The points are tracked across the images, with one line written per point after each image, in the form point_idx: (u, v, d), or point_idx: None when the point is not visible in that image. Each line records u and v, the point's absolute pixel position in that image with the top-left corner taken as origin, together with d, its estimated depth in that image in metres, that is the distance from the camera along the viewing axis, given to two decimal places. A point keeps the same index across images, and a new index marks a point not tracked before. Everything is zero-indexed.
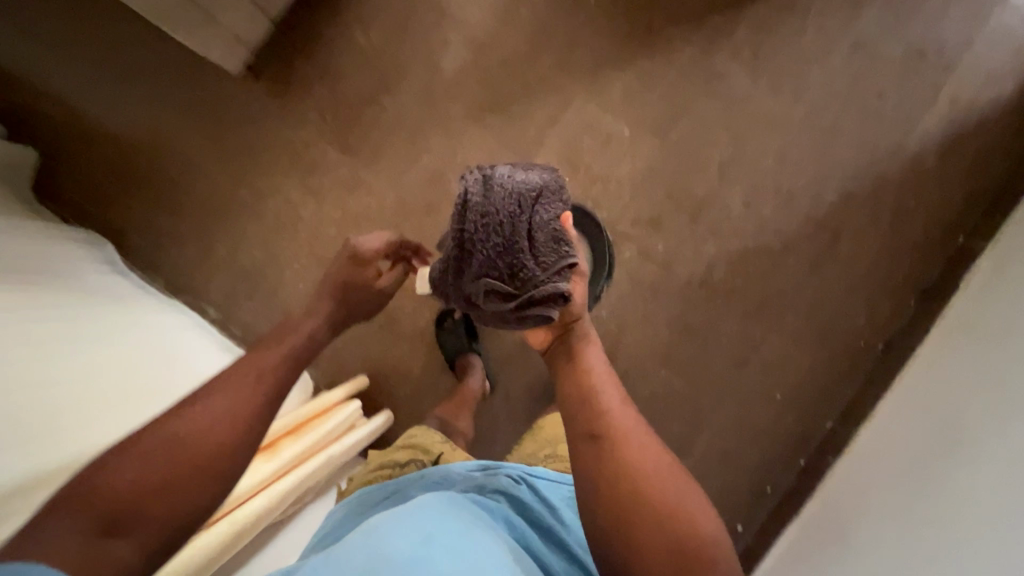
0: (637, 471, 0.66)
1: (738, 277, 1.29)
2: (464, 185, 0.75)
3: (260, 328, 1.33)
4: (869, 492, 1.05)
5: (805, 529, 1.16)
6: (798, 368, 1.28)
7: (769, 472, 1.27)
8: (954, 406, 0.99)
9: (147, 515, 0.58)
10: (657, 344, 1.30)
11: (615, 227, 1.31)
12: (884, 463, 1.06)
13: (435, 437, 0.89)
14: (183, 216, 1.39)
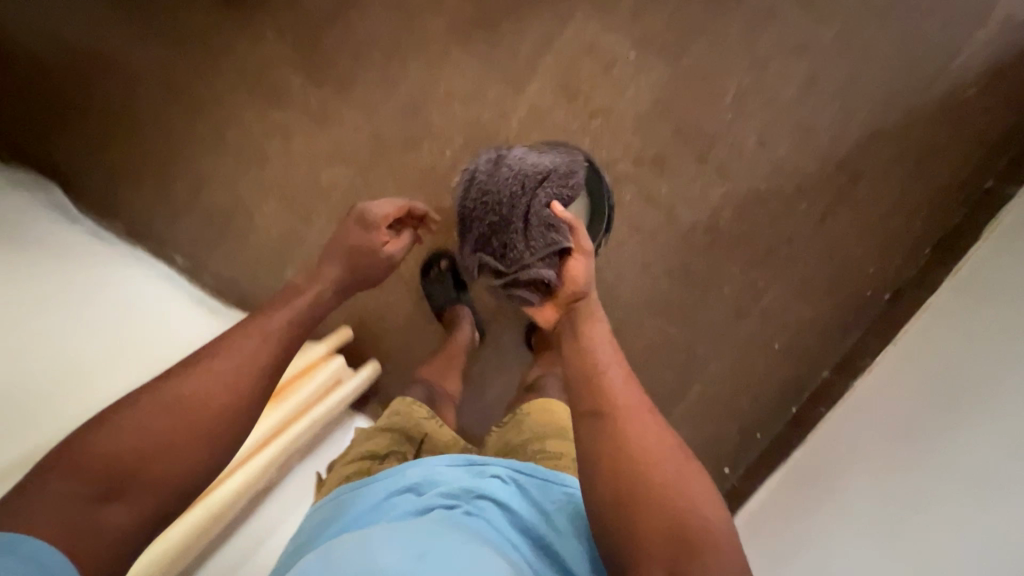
0: (641, 446, 0.62)
1: (744, 222, 1.20)
2: (478, 165, 1.01)
3: (233, 277, 1.24)
4: (858, 444, 1.00)
5: (791, 478, 1.13)
6: (799, 318, 1.23)
7: (761, 420, 1.26)
8: (958, 357, 0.92)
9: (141, 478, 0.58)
10: (656, 293, 1.23)
11: (616, 166, 1.19)
12: (876, 416, 1.01)
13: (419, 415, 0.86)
14: (136, 151, 1.25)
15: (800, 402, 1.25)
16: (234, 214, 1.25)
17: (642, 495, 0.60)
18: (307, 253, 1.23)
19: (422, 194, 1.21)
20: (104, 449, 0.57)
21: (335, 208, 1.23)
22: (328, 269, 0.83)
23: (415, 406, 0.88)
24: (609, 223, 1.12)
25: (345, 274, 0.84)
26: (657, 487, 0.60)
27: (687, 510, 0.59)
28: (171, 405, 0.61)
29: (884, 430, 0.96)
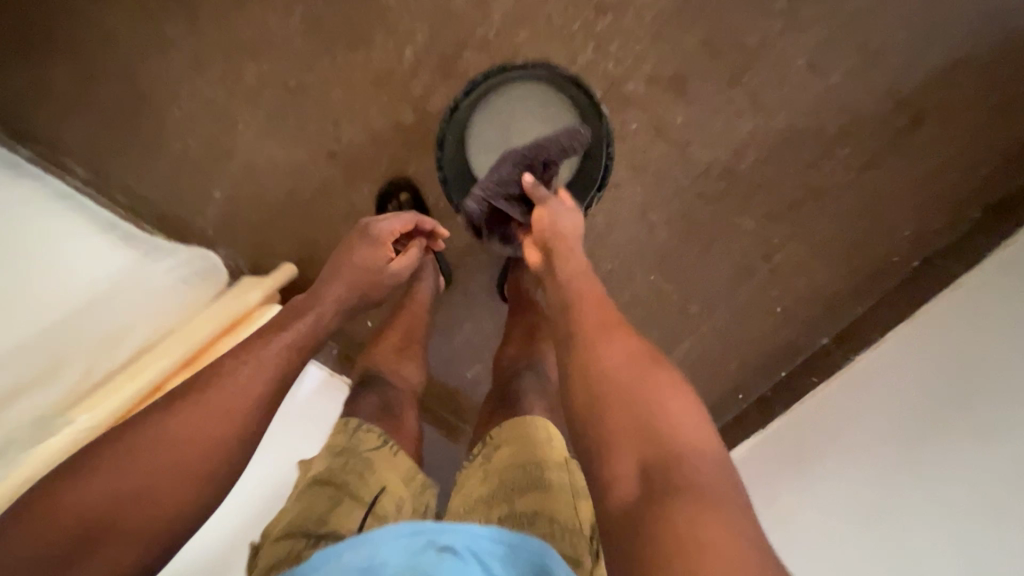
0: (610, 355, 0.55)
1: (771, 168, 0.99)
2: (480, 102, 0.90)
3: (148, 195, 1.02)
4: (840, 426, 0.91)
5: (767, 441, 1.06)
6: (810, 281, 1.08)
7: (745, 383, 1.17)
8: (979, 353, 0.78)
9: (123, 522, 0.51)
10: (651, 244, 1.05)
11: (623, 85, 0.94)
12: (868, 399, 0.90)
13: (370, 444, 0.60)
14: (16, 24, 0.97)
15: (790, 366, 1.14)
16: (143, 115, 0.99)
17: (610, 406, 0.51)
18: (237, 171, 1.01)
19: (377, 105, 0.96)
20: (87, 494, 0.51)
21: (269, 116, 0.98)
22: (330, 288, 0.78)
23: (359, 433, 0.60)
24: (605, 182, 0.92)
25: (347, 294, 0.79)
26: (630, 395, 0.51)
27: (668, 417, 0.49)
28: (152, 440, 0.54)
29: (875, 418, 0.86)
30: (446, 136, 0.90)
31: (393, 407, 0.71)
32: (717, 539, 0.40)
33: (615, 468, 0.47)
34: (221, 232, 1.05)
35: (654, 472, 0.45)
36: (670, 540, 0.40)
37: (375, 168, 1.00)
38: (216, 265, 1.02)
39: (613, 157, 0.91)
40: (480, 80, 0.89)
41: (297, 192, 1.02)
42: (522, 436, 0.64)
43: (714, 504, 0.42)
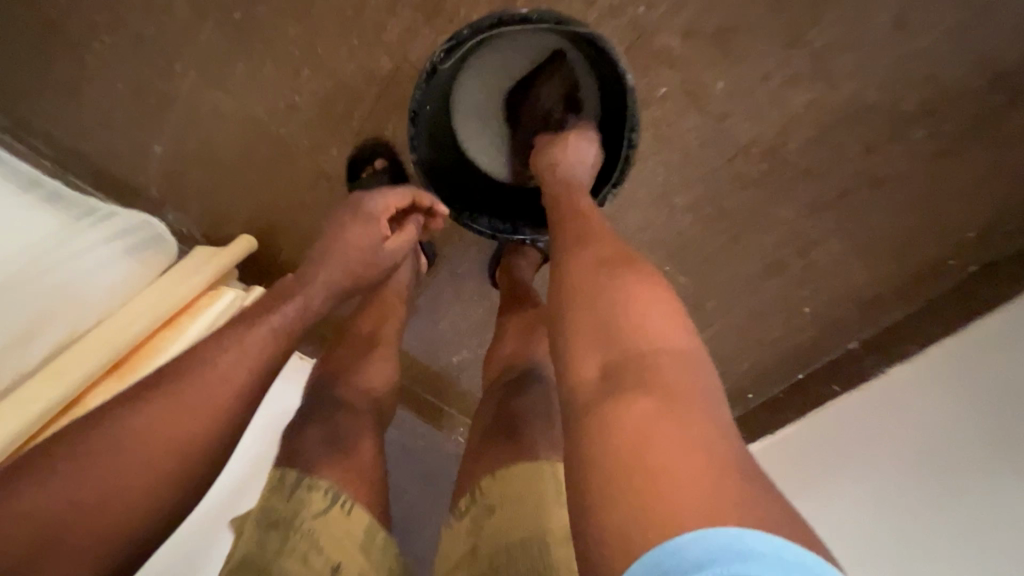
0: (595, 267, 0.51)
1: (825, 149, 0.81)
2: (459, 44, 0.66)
3: (76, 143, 0.86)
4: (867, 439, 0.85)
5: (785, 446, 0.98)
6: (847, 281, 0.94)
7: (756, 382, 1.07)
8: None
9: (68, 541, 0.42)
10: (670, 231, 0.90)
11: (655, 38, 0.75)
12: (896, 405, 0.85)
13: (315, 506, 0.49)
14: None
15: (809, 368, 1.03)
16: (61, 47, 0.80)
17: (583, 321, 0.48)
18: (181, 122, 0.84)
19: (346, 49, 0.78)
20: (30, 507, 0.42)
21: (215, 56, 0.80)
22: (322, 270, 0.64)
23: (302, 493, 0.50)
24: (622, 177, 0.72)
25: (343, 280, 0.65)
26: (607, 312, 0.47)
27: (646, 328, 0.45)
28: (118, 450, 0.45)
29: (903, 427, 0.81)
30: (429, 110, 0.72)
31: (344, 437, 0.57)
32: (676, 458, 0.36)
33: (580, 369, 0.45)
34: (167, 192, 0.89)
35: (620, 383, 0.42)
36: (622, 458, 0.38)
37: (345, 126, 0.83)
38: (160, 234, 0.88)
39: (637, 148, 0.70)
40: (466, 36, 0.65)
41: (253, 150, 0.86)
42: (509, 487, 0.53)
43: (685, 418, 0.39)
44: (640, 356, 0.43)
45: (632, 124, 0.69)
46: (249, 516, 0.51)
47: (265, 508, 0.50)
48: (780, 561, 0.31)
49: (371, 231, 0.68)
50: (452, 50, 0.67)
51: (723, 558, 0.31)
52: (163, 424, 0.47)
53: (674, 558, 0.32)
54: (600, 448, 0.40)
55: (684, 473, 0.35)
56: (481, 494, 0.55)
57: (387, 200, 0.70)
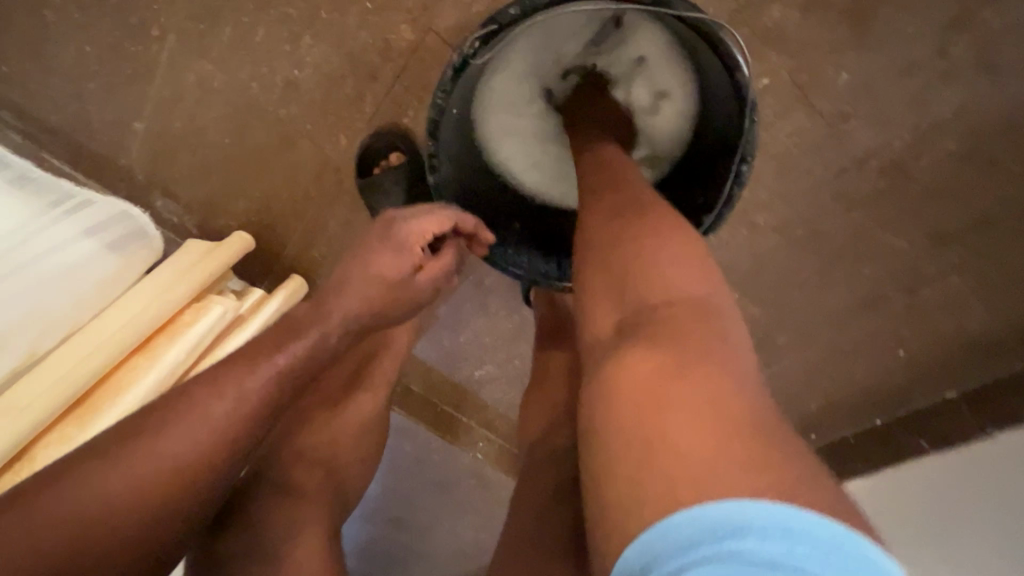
0: (617, 207, 0.46)
1: (968, 163, 0.63)
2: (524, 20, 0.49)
3: (47, 109, 0.73)
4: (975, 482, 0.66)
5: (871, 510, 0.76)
6: (965, 327, 0.75)
7: (813, 426, 0.86)
8: None
9: None
10: (747, 256, 0.72)
11: (764, 11, 0.57)
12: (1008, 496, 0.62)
13: None
14: None
15: (888, 415, 0.82)
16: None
17: (604, 268, 0.42)
18: (165, 95, 0.71)
19: (355, 15, 0.64)
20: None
21: (207, 13, 0.66)
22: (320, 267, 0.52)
23: None
24: (719, 219, 0.54)
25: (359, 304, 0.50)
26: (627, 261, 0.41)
27: (669, 279, 0.39)
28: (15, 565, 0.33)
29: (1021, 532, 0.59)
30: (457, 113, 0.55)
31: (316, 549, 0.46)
32: (690, 414, 0.31)
33: (597, 326, 0.41)
34: (152, 174, 0.76)
35: (636, 334, 0.37)
36: (634, 418, 0.32)
37: (357, 108, 0.69)
38: (144, 227, 0.76)
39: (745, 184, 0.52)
40: (514, 17, 0.48)
41: (249, 132, 0.72)
42: None
43: (704, 366, 0.33)
44: (657, 304, 0.38)
45: (744, 151, 0.51)
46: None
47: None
48: (782, 531, 0.25)
49: (401, 260, 0.51)
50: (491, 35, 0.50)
51: (716, 537, 0.25)
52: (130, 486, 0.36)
53: (668, 540, 0.26)
54: (610, 411, 0.34)
55: (696, 439, 0.29)
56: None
57: (422, 224, 0.52)
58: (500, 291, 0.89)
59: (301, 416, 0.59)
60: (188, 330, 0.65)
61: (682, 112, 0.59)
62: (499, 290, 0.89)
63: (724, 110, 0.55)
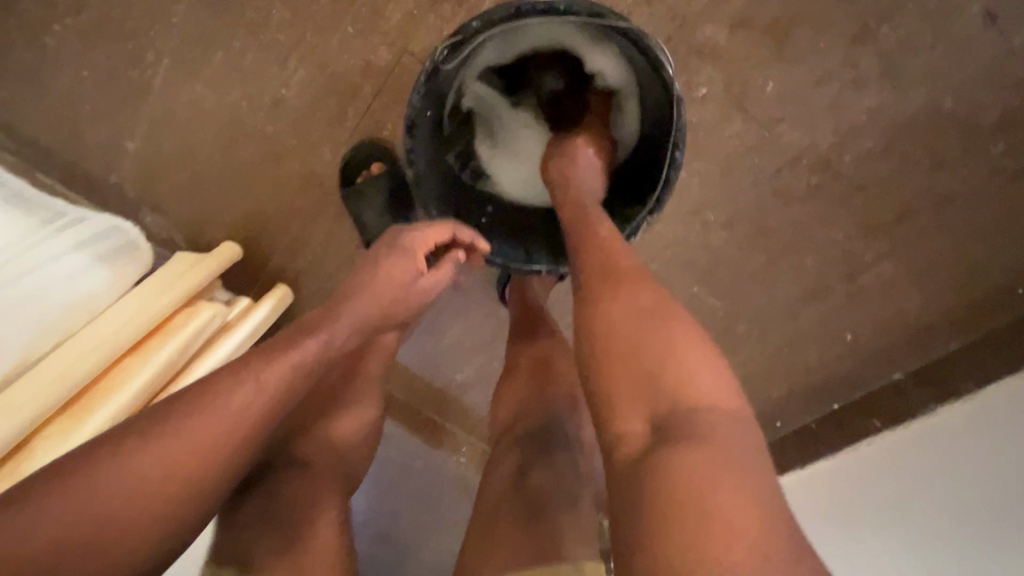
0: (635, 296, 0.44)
1: (886, 159, 0.71)
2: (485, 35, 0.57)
3: (43, 134, 0.77)
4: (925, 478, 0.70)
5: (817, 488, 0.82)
6: (901, 308, 0.82)
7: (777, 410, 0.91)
8: None
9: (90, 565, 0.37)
10: (702, 250, 0.79)
11: (697, 30, 0.66)
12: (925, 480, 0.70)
13: None
14: None
15: (844, 400, 0.89)
16: (29, 28, 0.72)
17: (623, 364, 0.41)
18: (158, 116, 0.76)
19: (337, 39, 0.71)
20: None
21: (198, 40, 0.72)
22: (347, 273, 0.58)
23: None
24: (662, 202, 0.60)
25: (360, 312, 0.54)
26: (651, 356, 0.40)
27: (685, 357, 0.40)
28: (50, 534, 0.36)
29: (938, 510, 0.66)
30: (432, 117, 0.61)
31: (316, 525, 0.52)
32: (725, 508, 0.33)
33: (620, 421, 0.40)
34: (143, 192, 0.81)
35: (668, 426, 0.37)
36: (670, 505, 0.34)
37: (340, 124, 0.75)
38: (133, 240, 0.79)
39: (680, 170, 0.58)
40: (477, 29, 0.54)
41: (238, 150, 0.77)
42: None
43: (729, 466, 0.35)
44: (679, 391, 0.39)
45: (677, 139, 0.57)
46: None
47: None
48: None
49: (406, 265, 0.57)
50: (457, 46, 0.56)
51: None
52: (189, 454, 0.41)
53: None
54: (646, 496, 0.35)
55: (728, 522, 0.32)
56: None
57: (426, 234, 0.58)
58: (479, 295, 0.94)
59: None
60: (181, 335, 0.68)
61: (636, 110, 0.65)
62: (478, 293, 0.94)
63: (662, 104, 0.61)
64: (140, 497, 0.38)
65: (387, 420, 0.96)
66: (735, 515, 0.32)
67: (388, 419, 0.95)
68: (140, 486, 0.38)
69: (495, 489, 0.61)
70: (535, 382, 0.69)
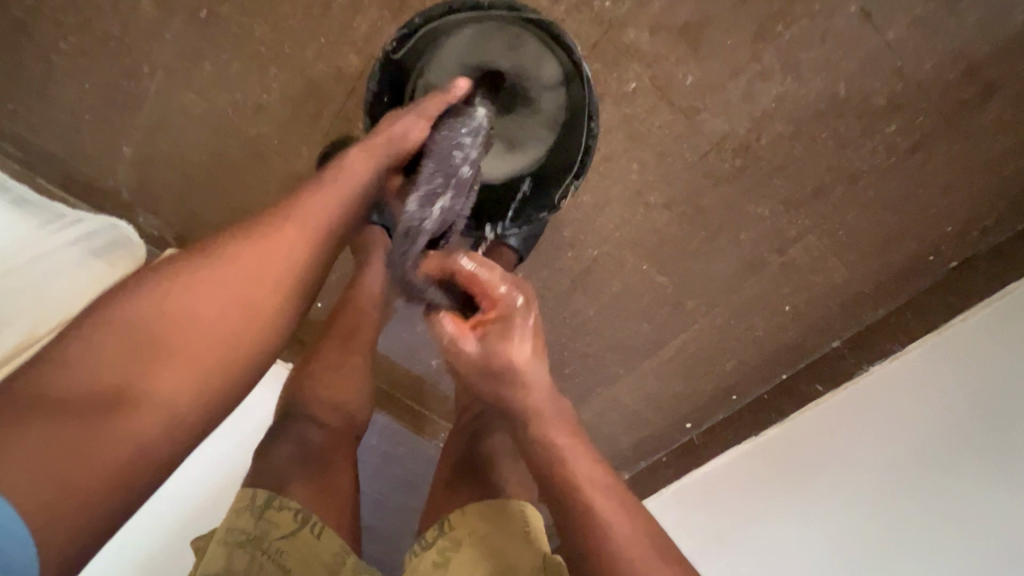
0: (616, 541, 0.44)
1: (796, 140, 0.82)
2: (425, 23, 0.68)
3: (48, 141, 0.85)
4: (849, 454, 0.75)
5: (760, 454, 0.87)
6: (831, 280, 0.89)
7: (731, 383, 0.97)
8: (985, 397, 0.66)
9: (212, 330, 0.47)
10: (647, 231, 0.88)
11: (622, 34, 0.78)
12: (879, 426, 0.74)
13: (290, 520, 0.57)
14: None
15: (791, 369, 0.94)
16: (37, 47, 0.81)
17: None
18: (153, 123, 0.84)
19: (313, 49, 0.80)
20: (70, 378, 0.41)
21: (190, 53, 0.81)
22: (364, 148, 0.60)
23: (271, 514, 0.57)
24: (585, 167, 0.75)
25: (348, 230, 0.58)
26: None
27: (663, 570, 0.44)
28: (202, 289, 0.47)
29: (884, 462, 0.71)
30: (389, 101, 0.73)
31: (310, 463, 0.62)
32: None
33: None
34: (139, 194, 0.88)
35: None
36: None
37: (317, 125, 0.84)
38: (128, 236, 0.86)
39: (596, 137, 0.72)
40: (418, 24, 0.69)
41: (225, 152, 0.85)
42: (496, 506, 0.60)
43: None
44: None
45: (591, 113, 0.72)
46: (217, 534, 0.56)
47: (234, 526, 0.56)
48: None
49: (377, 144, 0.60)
50: (405, 39, 0.70)
51: None
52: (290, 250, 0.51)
53: None
54: None
55: None
56: (449, 527, 0.60)
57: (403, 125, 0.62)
58: None
59: (301, 381, 0.72)
60: None
61: (550, 106, 0.75)
62: None
63: (573, 90, 0.73)
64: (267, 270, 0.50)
65: (376, 411, 1.02)
66: None
67: (377, 410, 1.00)
68: (215, 298, 0.47)
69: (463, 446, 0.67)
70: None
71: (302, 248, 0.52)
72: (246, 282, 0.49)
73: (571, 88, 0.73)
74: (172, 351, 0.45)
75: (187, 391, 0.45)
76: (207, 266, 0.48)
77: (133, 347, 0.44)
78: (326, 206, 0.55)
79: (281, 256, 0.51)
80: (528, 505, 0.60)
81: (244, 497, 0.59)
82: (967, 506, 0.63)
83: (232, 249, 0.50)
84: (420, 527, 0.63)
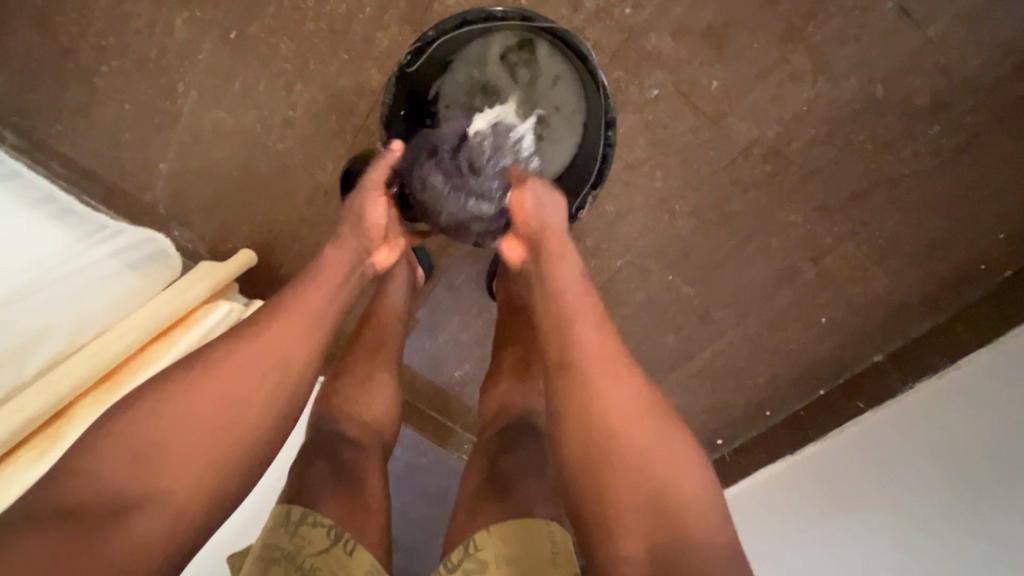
0: (602, 394, 0.48)
1: (828, 143, 0.78)
2: (441, 30, 0.69)
3: (90, 160, 0.89)
4: (877, 467, 0.72)
5: (799, 473, 0.83)
6: (870, 289, 0.84)
7: (764, 398, 0.93)
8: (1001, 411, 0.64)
9: (207, 416, 0.47)
10: (673, 240, 0.85)
11: (643, 39, 0.76)
12: (906, 438, 0.71)
13: (320, 535, 0.57)
14: None
15: (830, 384, 0.89)
16: (80, 70, 0.86)
17: (628, 515, 0.45)
18: (187, 140, 0.88)
19: (335, 65, 0.82)
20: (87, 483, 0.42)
21: (220, 73, 0.84)
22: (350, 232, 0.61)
23: (304, 531, 0.57)
24: (603, 175, 0.74)
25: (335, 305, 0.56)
26: (620, 450, 0.46)
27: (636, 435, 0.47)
28: (202, 377, 0.48)
29: (923, 456, 0.68)
30: (405, 116, 0.74)
31: (338, 476, 0.63)
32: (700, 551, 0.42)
33: (621, 545, 0.44)
34: (173, 209, 0.92)
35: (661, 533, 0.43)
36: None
37: (341, 139, 0.85)
38: (165, 249, 0.89)
39: (615, 142, 0.73)
40: (432, 37, 0.70)
41: (253, 166, 0.88)
42: (522, 528, 0.56)
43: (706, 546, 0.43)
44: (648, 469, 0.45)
45: (609, 120, 0.72)
46: (254, 551, 0.57)
47: (270, 543, 0.56)
48: None
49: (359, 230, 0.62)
50: (419, 53, 0.71)
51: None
52: (295, 334, 0.52)
53: None
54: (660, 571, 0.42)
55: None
56: (473, 548, 0.56)
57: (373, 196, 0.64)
58: (473, 295, 1.01)
59: (325, 394, 0.72)
60: (203, 321, 0.79)
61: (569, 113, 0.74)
62: (471, 292, 1.01)
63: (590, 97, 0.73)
64: (269, 361, 0.50)
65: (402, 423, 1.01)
66: (700, 550, 0.42)
67: (401, 422, 1.00)
68: (220, 387, 0.48)
69: (483, 465, 0.65)
70: (515, 376, 0.73)
71: (287, 371, 0.51)
72: (244, 376, 0.49)
73: (591, 95, 0.73)
74: (171, 451, 0.45)
75: (179, 501, 0.45)
76: (204, 369, 0.48)
77: (112, 480, 0.43)
78: (323, 296, 0.55)
79: (281, 337, 0.51)
80: (556, 527, 0.57)
81: (280, 512, 0.59)
82: (990, 495, 0.59)
83: (236, 340, 0.50)
84: (444, 548, 0.60)
